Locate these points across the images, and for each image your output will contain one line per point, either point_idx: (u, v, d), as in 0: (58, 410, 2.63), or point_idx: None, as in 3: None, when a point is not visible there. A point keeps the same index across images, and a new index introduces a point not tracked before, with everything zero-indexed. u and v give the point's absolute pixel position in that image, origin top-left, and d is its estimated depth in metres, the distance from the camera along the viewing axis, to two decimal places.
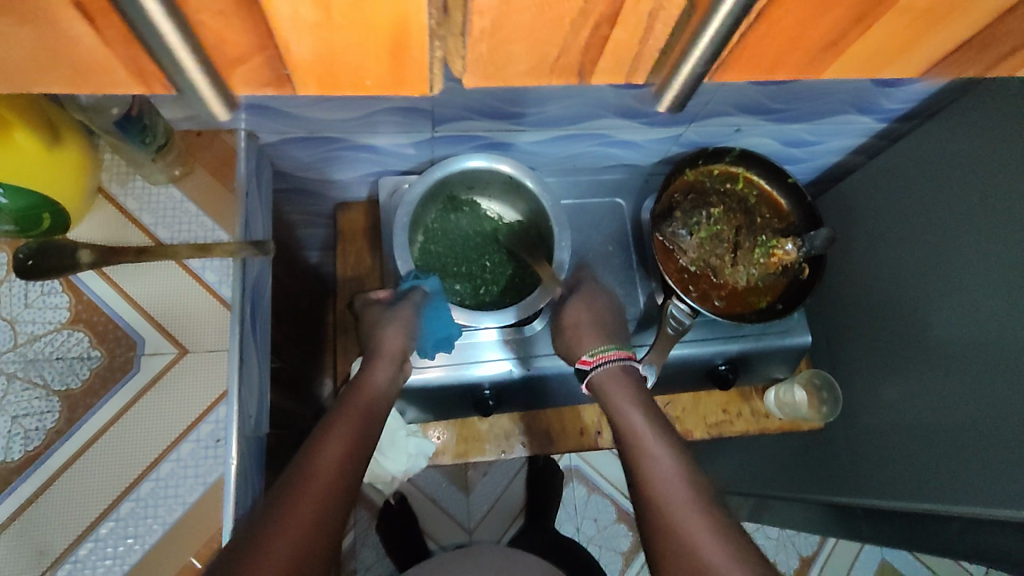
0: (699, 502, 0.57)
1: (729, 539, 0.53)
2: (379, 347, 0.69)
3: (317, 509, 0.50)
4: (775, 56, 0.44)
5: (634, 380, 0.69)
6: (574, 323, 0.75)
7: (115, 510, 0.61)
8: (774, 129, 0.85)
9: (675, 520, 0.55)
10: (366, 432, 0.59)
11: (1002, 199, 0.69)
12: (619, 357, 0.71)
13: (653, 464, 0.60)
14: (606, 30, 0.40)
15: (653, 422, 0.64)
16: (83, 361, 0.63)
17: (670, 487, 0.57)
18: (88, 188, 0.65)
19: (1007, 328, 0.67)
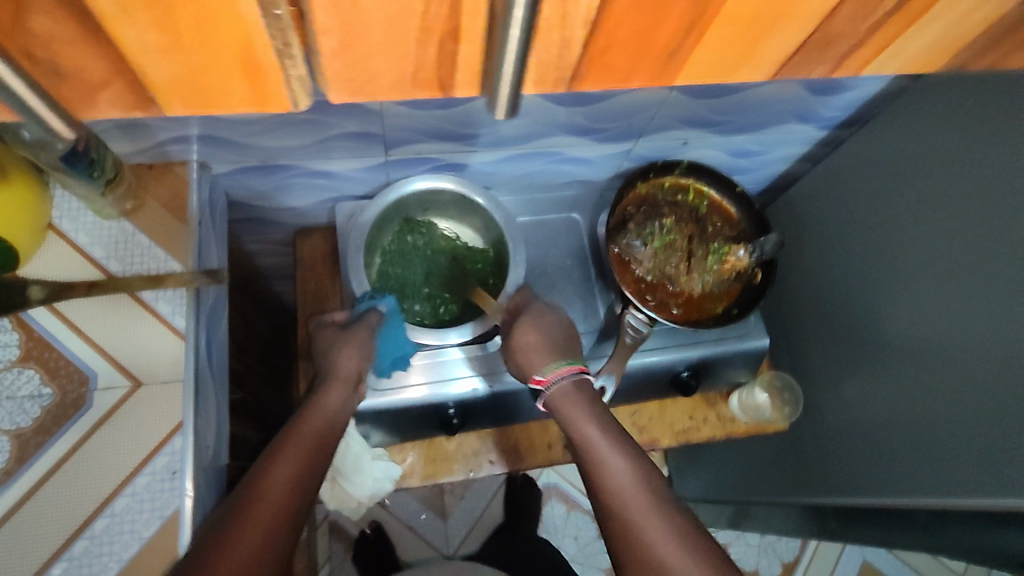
0: (663, 506, 0.57)
1: (697, 550, 0.53)
2: (333, 370, 0.68)
3: (263, 535, 0.50)
4: (628, 65, 0.44)
5: (589, 395, 0.67)
6: (524, 345, 0.71)
7: (68, 550, 0.60)
8: (720, 141, 0.88)
9: (641, 537, 0.55)
10: (315, 455, 0.59)
11: (939, 199, 0.71)
12: (573, 372, 0.68)
13: (615, 482, 0.59)
14: (451, 46, 0.40)
15: (612, 434, 0.63)
16: (34, 399, 0.63)
17: (635, 505, 0.57)
18: (36, 226, 0.64)
19: (953, 322, 0.69)
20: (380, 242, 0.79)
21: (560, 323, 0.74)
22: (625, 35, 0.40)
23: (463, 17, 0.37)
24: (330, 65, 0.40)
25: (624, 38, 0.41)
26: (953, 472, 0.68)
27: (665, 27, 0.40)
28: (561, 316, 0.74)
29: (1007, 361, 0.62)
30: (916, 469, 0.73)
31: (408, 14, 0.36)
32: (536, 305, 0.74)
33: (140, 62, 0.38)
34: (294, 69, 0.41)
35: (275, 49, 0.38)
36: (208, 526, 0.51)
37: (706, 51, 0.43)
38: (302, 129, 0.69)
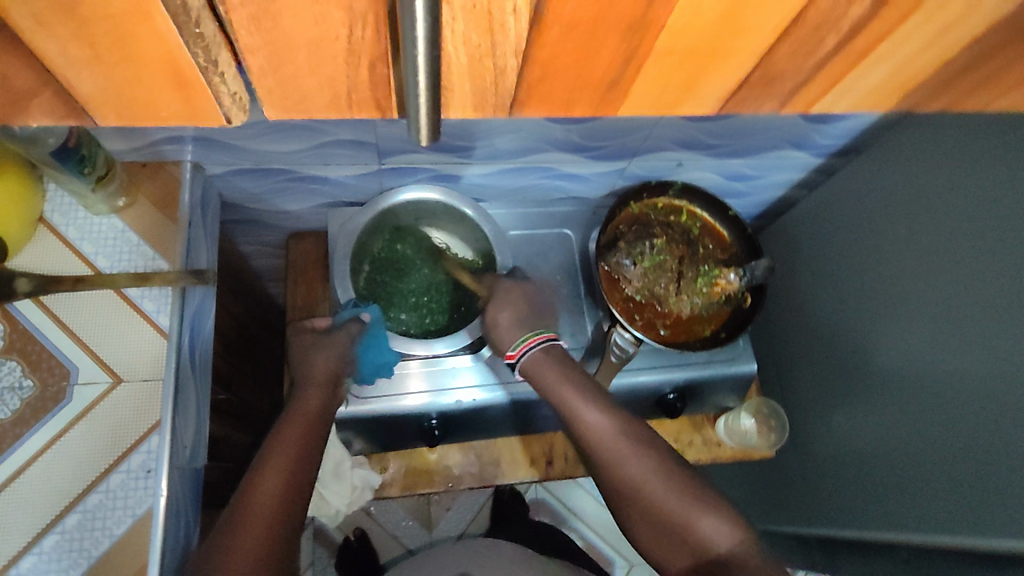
0: (646, 453, 0.63)
1: (683, 491, 0.62)
2: (308, 374, 0.68)
3: (263, 544, 0.54)
4: (568, 94, 0.38)
5: (560, 359, 0.67)
6: (495, 324, 0.69)
7: (38, 544, 0.59)
8: (715, 164, 0.88)
9: (635, 487, 0.62)
10: (303, 454, 0.60)
11: (929, 233, 0.71)
12: (543, 339, 0.68)
13: (604, 444, 0.63)
14: (385, 69, 0.35)
15: (587, 394, 0.65)
16: (13, 391, 0.63)
17: (624, 458, 0.62)
18: (29, 218, 0.65)
19: (940, 357, 0.69)
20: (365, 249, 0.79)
21: (529, 292, 0.71)
22: (562, 66, 0.36)
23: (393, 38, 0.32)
24: (259, 83, 0.35)
25: (565, 62, 0.35)
26: (938, 509, 0.67)
27: (603, 60, 0.35)
28: (525, 286, 0.72)
29: (992, 400, 0.62)
30: (902, 504, 0.73)
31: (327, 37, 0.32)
32: (505, 280, 0.71)
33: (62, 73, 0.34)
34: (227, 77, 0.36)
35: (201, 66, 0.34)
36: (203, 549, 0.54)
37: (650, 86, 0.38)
38: (295, 135, 0.69)
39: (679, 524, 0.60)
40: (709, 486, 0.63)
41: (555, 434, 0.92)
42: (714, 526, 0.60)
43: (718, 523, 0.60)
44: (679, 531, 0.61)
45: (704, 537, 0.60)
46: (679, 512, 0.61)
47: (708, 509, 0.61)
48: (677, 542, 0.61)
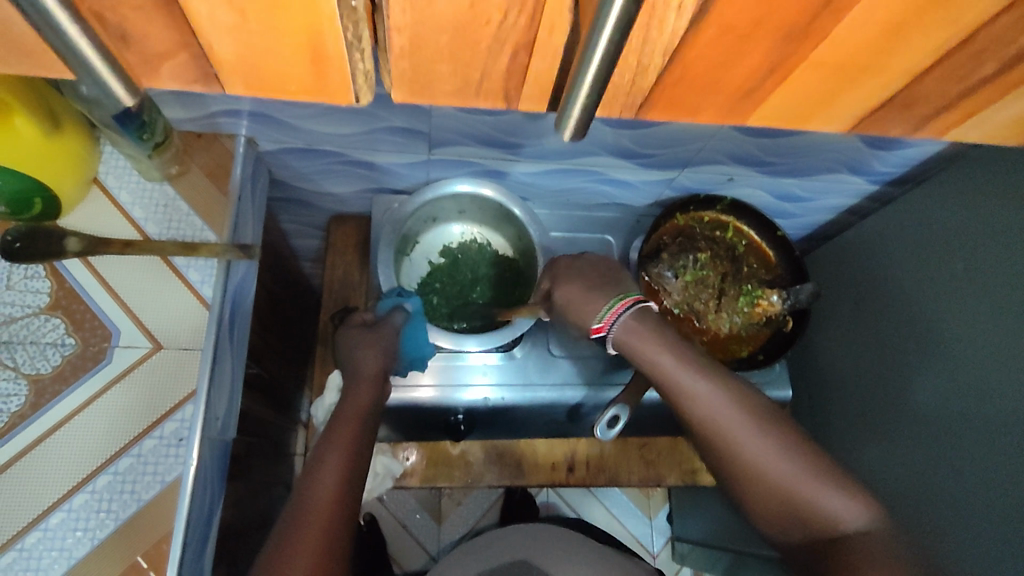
0: (763, 424, 0.55)
1: (804, 462, 0.54)
2: (356, 370, 0.66)
3: (325, 543, 0.52)
4: (698, 99, 0.42)
5: (655, 323, 0.61)
6: (568, 300, 0.65)
7: (68, 501, 0.60)
8: (767, 182, 0.86)
9: (749, 459, 0.54)
10: (357, 452, 0.59)
11: (985, 271, 0.69)
12: (629, 305, 0.61)
13: (711, 411, 0.56)
14: (524, 58, 0.38)
15: (691, 361, 0.58)
16: (56, 347, 0.64)
17: (736, 425, 0.55)
18: (84, 177, 0.66)
19: (983, 400, 0.67)
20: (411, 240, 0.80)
21: (592, 261, 0.67)
22: (696, 69, 0.39)
23: (542, 26, 0.35)
24: (395, 65, 0.39)
25: (699, 73, 0.39)
26: (967, 554, 0.66)
27: (746, 65, 0.38)
28: (587, 257, 0.68)
29: None
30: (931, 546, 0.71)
31: (478, 21, 0.35)
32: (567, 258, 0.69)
33: (204, 36, 0.36)
34: (363, 64, 0.39)
35: (346, 42, 0.36)
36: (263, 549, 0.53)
37: (786, 93, 0.42)
38: (351, 119, 0.69)
39: (799, 497, 0.53)
40: (831, 459, 0.55)
41: (578, 440, 0.92)
42: (841, 502, 0.52)
43: (844, 499, 0.52)
44: (799, 506, 0.53)
45: (829, 514, 0.52)
46: (799, 482, 0.53)
47: (830, 482, 0.53)
48: (798, 523, 0.53)
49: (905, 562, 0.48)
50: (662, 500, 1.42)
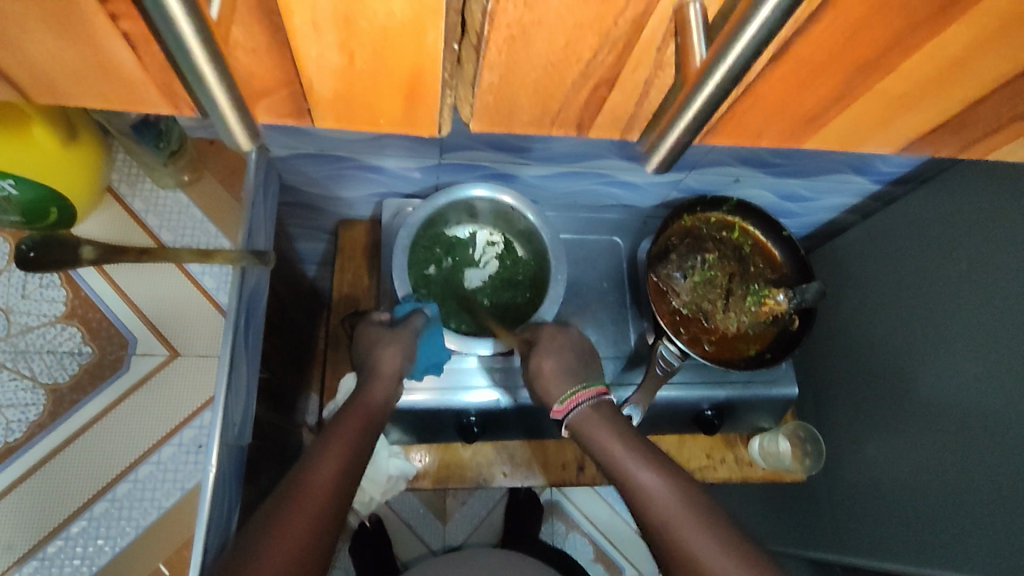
0: (709, 522, 0.57)
1: (748, 566, 0.54)
2: (375, 368, 0.68)
3: (312, 522, 0.53)
4: (830, 55, 0.40)
5: (611, 418, 0.66)
6: (540, 372, 0.70)
7: (89, 510, 0.63)
8: (772, 182, 0.87)
9: (692, 556, 0.55)
10: (357, 447, 0.60)
11: (986, 271, 0.70)
12: (591, 395, 0.67)
13: (658, 505, 0.59)
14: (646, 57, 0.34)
15: (639, 454, 0.62)
16: (74, 356, 0.66)
17: (679, 524, 0.57)
18: (99, 186, 0.67)
19: (983, 396, 0.68)
20: (441, 221, 0.80)
21: (572, 338, 0.73)
22: (839, 31, 0.38)
23: None
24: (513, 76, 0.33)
25: (840, 33, 0.38)
26: (971, 547, 0.67)
27: (884, 32, 0.38)
28: (569, 331, 0.73)
29: None
30: (935, 539, 0.72)
31: None
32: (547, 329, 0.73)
33: None
34: None
35: None
36: (245, 529, 0.53)
37: (904, 74, 0.42)
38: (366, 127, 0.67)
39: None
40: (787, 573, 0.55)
41: (587, 441, 0.93)
42: None
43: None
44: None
45: None
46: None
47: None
48: None
49: None
50: None
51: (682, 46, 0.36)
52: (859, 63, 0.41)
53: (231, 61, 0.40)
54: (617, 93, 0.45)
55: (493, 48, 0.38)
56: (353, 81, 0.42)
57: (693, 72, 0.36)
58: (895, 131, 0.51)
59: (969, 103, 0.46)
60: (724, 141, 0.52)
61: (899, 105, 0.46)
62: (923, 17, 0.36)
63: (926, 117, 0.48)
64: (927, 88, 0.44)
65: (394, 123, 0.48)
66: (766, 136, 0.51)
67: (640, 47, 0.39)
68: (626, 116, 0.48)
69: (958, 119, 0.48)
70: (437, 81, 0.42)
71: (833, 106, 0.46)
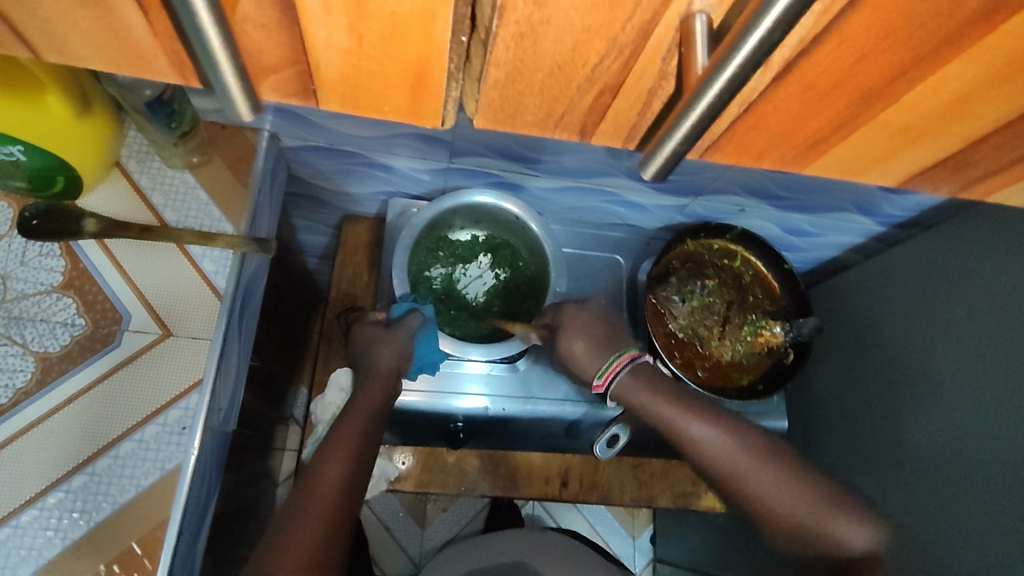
0: (767, 459, 0.65)
1: (809, 490, 0.63)
2: (370, 366, 0.69)
3: (324, 530, 0.56)
4: (832, 80, 0.40)
5: (650, 377, 0.71)
6: (572, 352, 0.74)
7: (67, 482, 0.63)
8: (776, 215, 0.87)
9: (761, 492, 0.64)
10: (359, 453, 0.62)
11: (984, 323, 0.70)
12: (627, 360, 0.72)
13: (716, 453, 0.66)
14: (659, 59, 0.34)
15: (688, 408, 0.68)
16: (66, 327, 0.66)
17: (744, 464, 0.65)
18: (108, 159, 0.68)
19: (971, 448, 0.68)
20: (448, 218, 0.79)
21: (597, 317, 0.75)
22: (843, 57, 0.37)
23: None
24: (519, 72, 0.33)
25: (843, 60, 0.38)
26: None
27: (889, 61, 0.38)
28: (590, 307, 0.76)
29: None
30: None
31: None
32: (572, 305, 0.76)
33: None
34: None
35: None
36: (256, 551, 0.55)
37: (909, 106, 0.42)
38: (375, 125, 0.66)
39: (814, 528, 0.62)
40: (834, 481, 0.64)
41: (573, 457, 0.92)
42: (846, 524, 0.61)
43: (851, 517, 0.62)
44: (816, 535, 0.62)
45: (839, 537, 0.61)
46: (808, 513, 0.62)
47: (835, 508, 0.62)
48: (810, 545, 0.62)
49: None
50: (646, 521, 1.42)
51: (686, 56, 0.36)
52: (863, 90, 0.41)
53: (246, 44, 0.40)
54: (621, 101, 0.45)
55: (501, 43, 0.38)
56: (361, 65, 0.41)
57: (693, 79, 0.35)
58: (894, 164, 0.51)
59: (970, 143, 0.46)
60: (726, 159, 0.53)
61: (901, 139, 0.47)
62: (928, 49, 0.36)
63: (932, 151, 0.48)
64: (929, 123, 0.44)
65: (397, 112, 0.48)
66: (768, 155, 0.51)
67: (645, 56, 0.39)
68: (627, 125, 0.49)
69: (957, 158, 0.49)
70: (444, 73, 0.42)
71: (835, 132, 0.46)
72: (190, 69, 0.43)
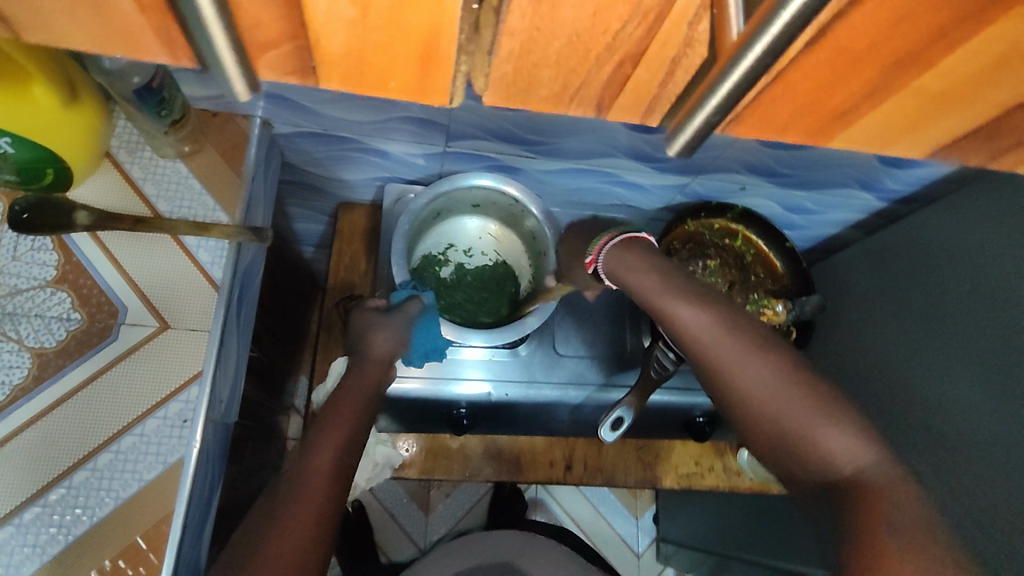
0: (754, 349, 0.54)
1: (798, 389, 0.51)
2: (365, 351, 0.67)
3: (315, 517, 0.52)
4: (870, 43, 0.39)
5: (648, 258, 0.62)
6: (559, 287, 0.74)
7: (69, 477, 0.62)
8: (778, 193, 0.86)
9: (740, 388, 0.53)
10: (352, 441, 0.59)
11: (991, 293, 0.69)
12: (613, 235, 0.66)
13: (693, 338, 0.56)
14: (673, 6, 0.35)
15: (678, 291, 0.59)
16: (62, 322, 0.65)
17: (722, 353, 0.54)
18: (97, 150, 0.67)
19: (980, 420, 0.67)
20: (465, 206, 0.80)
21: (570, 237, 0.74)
22: (884, 16, 0.37)
23: None
24: None
25: (882, 18, 0.37)
26: None
27: (926, 23, 0.37)
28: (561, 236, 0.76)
29: None
30: None
31: None
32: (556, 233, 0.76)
33: None
34: None
35: None
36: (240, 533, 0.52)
37: (942, 74, 0.41)
38: (367, 108, 0.65)
39: (799, 437, 0.50)
40: (845, 394, 0.51)
41: (578, 440, 0.92)
42: (838, 436, 0.48)
43: (851, 432, 0.48)
44: (799, 442, 0.50)
45: (827, 450, 0.48)
46: (797, 419, 0.50)
47: (830, 417, 0.49)
48: (792, 457, 0.50)
49: (916, 512, 0.43)
50: (648, 501, 1.42)
51: (719, 18, 0.37)
52: (898, 56, 0.40)
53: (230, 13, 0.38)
54: (642, 72, 0.44)
55: (516, 10, 0.37)
56: (365, 37, 0.40)
57: (729, 45, 0.37)
58: (918, 139, 0.50)
59: (1003, 112, 0.45)
60: (746, 135, 0.51)
61: (931, 108, 0.45)
62: (972, 7, 0.36)
63: (957, 128, 0.48)
64: (958, 96, 0.43)
65: (404, 89, 0.46)
66: (791, 131, 0.50)
67: (670, 22, 0.38)
68: (648, 98, 0.47)
69: (990, 127, 0.47)
70: (454, 48, 0.41)
71: (864, 104, 0.45)
72: (181, 50, 0.41)
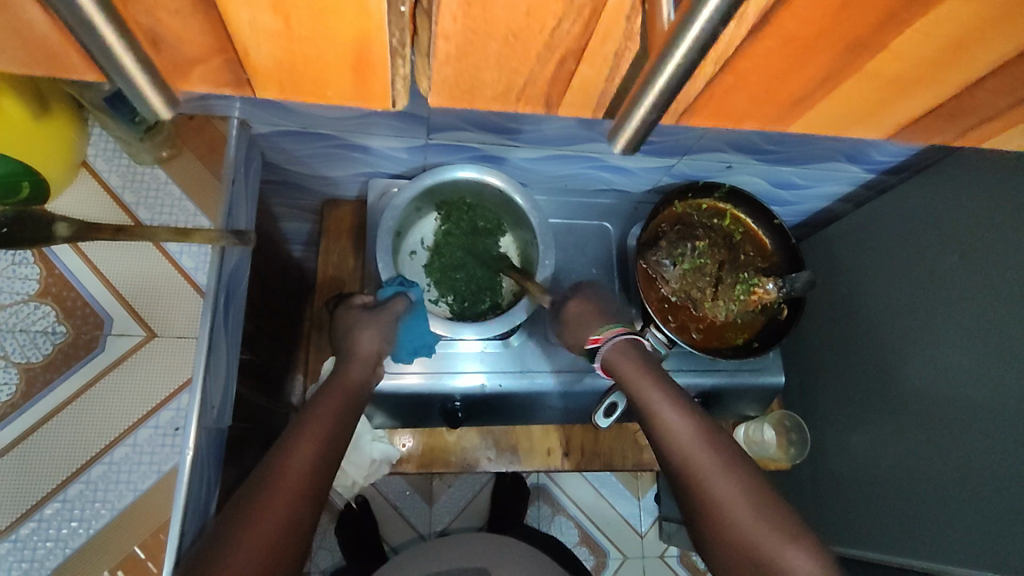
0: (738, 471, 0.59)
1: (767, 512, 0.57)
2: (350, 350, 0.67)
3: (291, 512, 0.53)
4: (818, 31, 0.38)
5: (640, 350, 0.70)
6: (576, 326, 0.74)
7: (63, 491, 0.62)
8: (766, 169, 0.85)
9: (718, 502, 0.58)
10: (335, 438, 0.59)
11: (979, 263, 0.69)
12: (623, 332, 0.70)
13: (681, 444, 0.62)
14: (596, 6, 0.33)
15: (671, 394, 0.65)
16: (47, 335, 0.65)
17: (709, 468, 0.60)
18: (74, 160, 0.66)
19: (973, 390, 0.67)
20: (494, 213, 0.81)
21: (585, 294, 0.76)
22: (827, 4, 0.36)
23: None
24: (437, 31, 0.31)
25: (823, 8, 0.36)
26: (957, 537, 0.67)
27: (871, 8, 0.36)
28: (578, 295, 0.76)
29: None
30: (920, 529, 0.72)
31: None
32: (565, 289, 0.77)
33: None
34: None
35: None
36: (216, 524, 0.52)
37: (896, 53, 0.40)
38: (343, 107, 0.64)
39: (766, 559, 0.54)
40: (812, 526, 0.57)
41: (574, 427, 0.92)
42: (803, 561, 0.54)
43: (811, 557, 0.54)
44: (763, 561, 0.55)
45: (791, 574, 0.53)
46: (766, 541, 0.55)
47: (799, 542, 0.55)
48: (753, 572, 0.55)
49: None
50: (650, 482, 1.43)
51: (651, 11, 0.37)
52: (849, 39, 0.39)
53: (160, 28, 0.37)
54: (586, 66, 0.43)
55: (444, 13, 0.37)
56: (295, 47, 0.39)
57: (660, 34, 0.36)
58: (888, 116, 0.50)
59: (964, 88, 0.44)
60: (706, 123, 0.51)
61: (894, 88, 0.45)
62: None
63: (921, 103, 0.47)
64: (918, 75, 0.43)
65: (342, 96, 0.46)
66: (749, 117, 0.50)
67: (604, 17, 0.38)
68: (596, 91, 0.47)
69: (954, 104, 0.47)
70: (386, 55, 0.40)
71: (820, 87, 0.45)
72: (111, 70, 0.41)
